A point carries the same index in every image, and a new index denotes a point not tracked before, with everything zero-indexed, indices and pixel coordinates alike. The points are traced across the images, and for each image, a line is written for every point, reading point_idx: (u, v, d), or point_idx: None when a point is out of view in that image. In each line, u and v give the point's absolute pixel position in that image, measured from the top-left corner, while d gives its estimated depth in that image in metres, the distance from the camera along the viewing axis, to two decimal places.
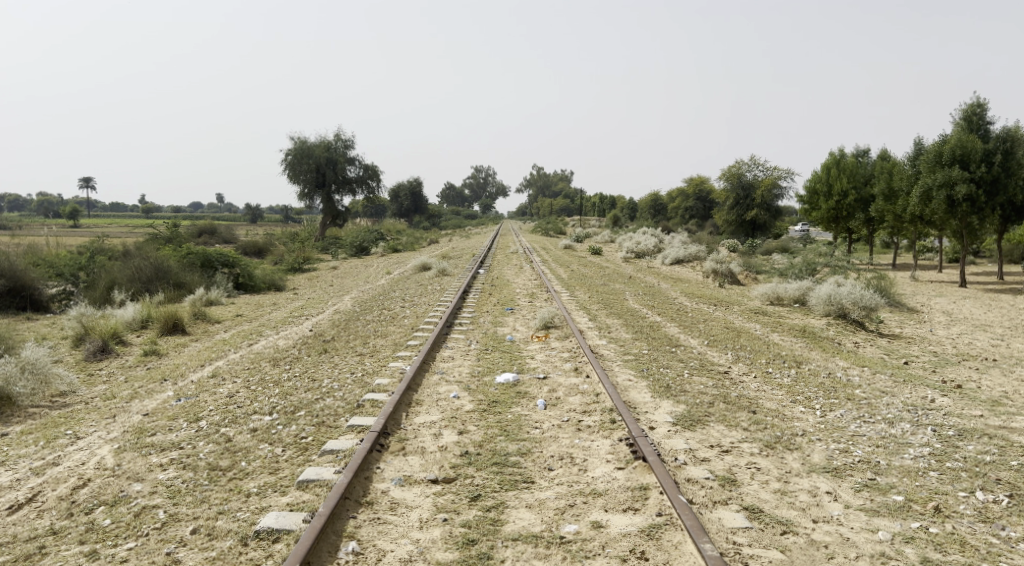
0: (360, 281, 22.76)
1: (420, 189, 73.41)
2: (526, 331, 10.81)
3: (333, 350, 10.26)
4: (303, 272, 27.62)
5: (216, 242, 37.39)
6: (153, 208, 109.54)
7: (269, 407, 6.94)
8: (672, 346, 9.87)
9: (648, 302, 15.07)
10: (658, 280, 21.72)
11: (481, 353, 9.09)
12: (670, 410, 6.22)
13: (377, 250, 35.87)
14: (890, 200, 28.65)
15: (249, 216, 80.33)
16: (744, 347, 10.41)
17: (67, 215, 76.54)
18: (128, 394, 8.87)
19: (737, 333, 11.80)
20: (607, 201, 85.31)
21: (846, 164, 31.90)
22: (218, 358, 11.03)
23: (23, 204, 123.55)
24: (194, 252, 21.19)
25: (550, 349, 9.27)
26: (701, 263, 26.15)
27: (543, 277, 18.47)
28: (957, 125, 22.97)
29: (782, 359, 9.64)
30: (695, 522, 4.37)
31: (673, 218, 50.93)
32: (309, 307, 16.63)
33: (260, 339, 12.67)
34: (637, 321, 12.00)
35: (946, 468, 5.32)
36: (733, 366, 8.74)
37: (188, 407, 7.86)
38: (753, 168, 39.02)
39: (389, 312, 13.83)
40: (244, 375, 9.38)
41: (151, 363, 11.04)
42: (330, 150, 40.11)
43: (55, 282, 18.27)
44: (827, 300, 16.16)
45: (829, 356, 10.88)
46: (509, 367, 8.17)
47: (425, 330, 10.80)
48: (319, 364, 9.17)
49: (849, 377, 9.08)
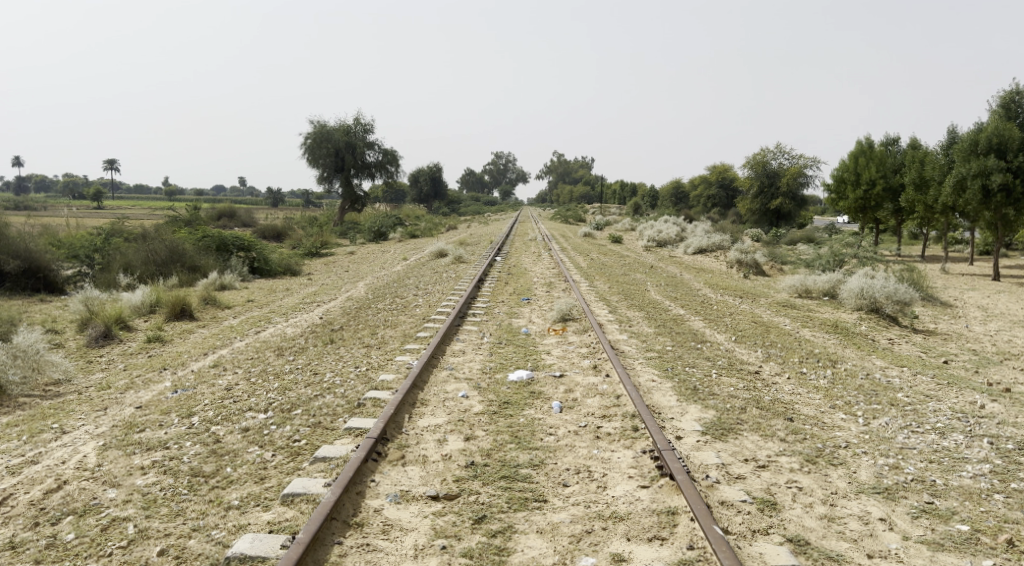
0: (376, 267, 22.33)
1: (440, 174, 72.86)
2: (542, 324, 10.27)
3: (339, 340, 9.79)
4: (320, 257, 27.25)
5: (235, 225, 37.17)
6: (176, 191, 110.10)
7: (265, 404, 6.49)
8: (698, 342, 9.28)
9: (670, 293, 14.46)
10: (680, 269, 21.05)
11: (493, 346, 8.57)
12: (699, 416, 5.65)
13: (394, 235, 35.43)
14: (921, 189, 27.64)
15: (270, 200, 80.31)
16: (774, 344, 9.80)
17: (91, 196, 77.15)
18: (124, 384, 8.47)
19: (765, 328, 11.17)
20: (628, 188, 84.29)
21: (875, 153, 30.87)
22: (222, 346, 10.64)
23: (48, 185, 125.15)
24: (209, 235, 20.84)
25: (567, 344, 8.71)
26: (725, 253, 25.41)
27: (561, 266, 17.92)
28: (993, 113, 22.06)
29: (815, 358, 9.02)
30: (732, 561, 3.82)
31: (695, 207, 50.02)
32: (322, 293, 16.22)
33: (268, 326, 12.25)
34: (660, 314, 11.42)
35: (1013, 490, 4.72)
36: (763, 365, 8.15)
37: (183, 401, 7.44)
38: (778, 156, 38.06)
39: (402, 301, 13.34)
40: (247, 366, 8.95)
41: (154, 350, 10.67)
42: (350, 133, 39.65)
43: (69, 264, 18.00)
44: (858, 294, 15.46)
45: (864, 354, 10.24)
46: (524, 363, 7.64)
47: (437, 320, 10.31)
48: (323, 356, 8.70)
49: (887, 378, 8.44)
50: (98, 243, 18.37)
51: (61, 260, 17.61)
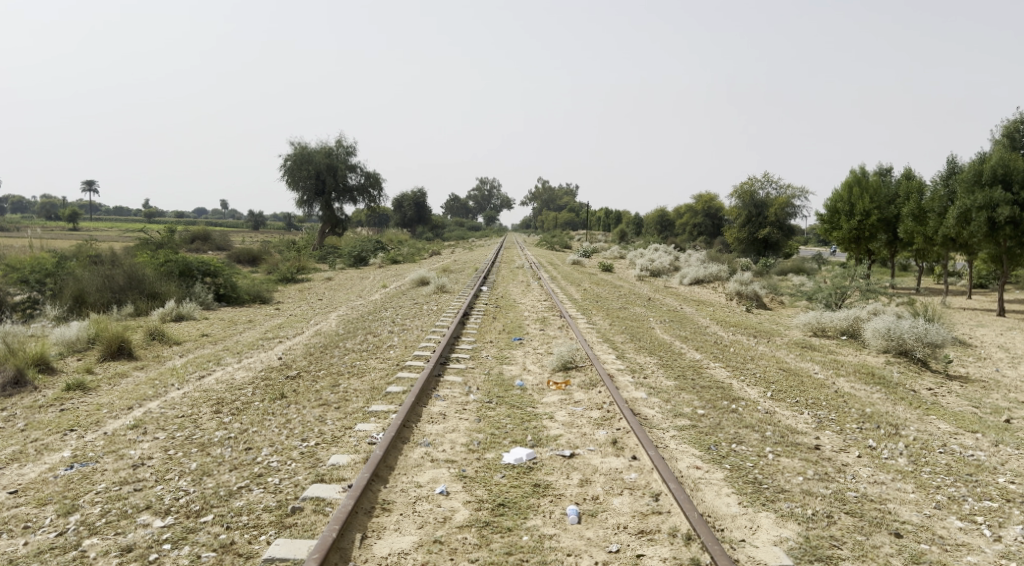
0: (352, 295, 20.46)
1: (424, 199, 71.14)
2: (539, 374, 8.56)
3: (292, 394, 7.98)
4: (294, 283, 25.40)
5: (208, 249, 35.17)
6: (156, 213, 107.51)
7: (177, 500, 4.85)
8: (730, 402, 7.58)
9: (676, 332, 12.82)
10: (679, 302, 19.53)
11: (481, 408, 6.78)
12: (778, 535, 4.33)
13: (375, 260, 33.67)
14: (920, 221, 26.36)
15: (251, 222, 78.45)
16: (817, 404, 8.14)
17: (67, 217, 74.71)
18: (10, 453, 6.66)
19: (797, 380, 9.57)
20: (612, 215, 83.03)
21: (870, 183, 29.55)
22: (153, 397, 8.78)
23: (25, 205, 122.48)
24: (172, 259, 18.91)
25: (574, 405, 6.94)
26: (723, 284, 23.81)
27: (553, 298, 16.32)
28: (998, 142, 20.87)
29: (874, 425, 7.42)
30: None
31: (682, 235, 48.69)
32: (288, 326, 14.46)
33: (216, 370, 10.41)
34: (674, 360, 9.76)
35: None
36: (820, 438, 6.51)
37: (70, 485, 5.63)
38: (766, 185, 36.87)
39: (374, 339, 11.59)
40: (174, 428, 7.15)
41: (70, 401, 8.79)
42: (331, 156, 38.12)
43: (16, 289, 16.08)
44: (884, 334, 13.86)
45: (919, 415, 8.62)
46: (523, 435, 5.89)
47: (413, 369, 8.53)
48: (268, 418, 6.93)
49: (970, 451, 6.80)
50: (50, 267, 16.45)
51: (5, 286, 15.73)
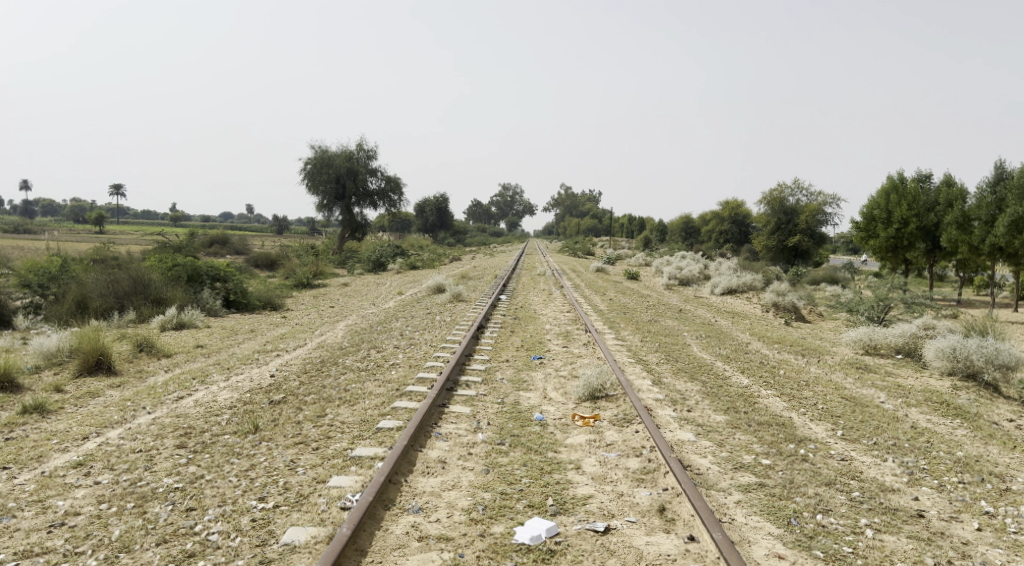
0: (365, 303, 19.22)
1: (444, 206, 69.90)
2: (561, 405, 7.22)
3: (269, 426, 6.71)
4: (309, 289, 24.24)
5: (226, 253, 34.19)
6: (183, 219, 108.04)
7: None
8: (796, 446, 6.19)
9: (716, 350, 11.42)
10: (712, 314, 18.04)
11: (491, 452, 5.48)
12: None
13: (393, 265, 32.46)
14: (964, 229, 24.35)
15: (275, 228, 78.00)
16: (899, 446, 6.72)
17: (93, 221, 74.43)
18: None
19: (864, 412, 8.12)
20: (635, 223, 81.33)
21: (909, 189, 27.66)
22: (116, 425, 7.55)
23: (56, 209, 123.96)
24: (180, 263, 17.81)
25: (606, 448, 5.64)
26: (758, 295, 22.24)
27: (577, 308, 15.01)
28: None
29: (979, 475, 5.99)
30: None
31: (708, 242, 47.02)
32: (289, 337, 13.22)
33: (199, 390, 9.16)
34: (719, 386, 8.37)
35: None
36: (922, 497, 5.16)
37: None
38: (796, 191, 35.17)
39: (377, 356, 10.33)
40: (121, 468, 5.91)
41: (23, 427, 7.59)
42: (351, 159, 37.02)
43: (18, 294, 15.20)
44: (948, 354, 12.24)
45: (1017, 457, 7.14)
46: (542, 498, 4.67)
47: (413, 397, 7.21)
48: (233, 459, 5.69)
49: None
50: (54, 270, 15.70)
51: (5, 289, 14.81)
